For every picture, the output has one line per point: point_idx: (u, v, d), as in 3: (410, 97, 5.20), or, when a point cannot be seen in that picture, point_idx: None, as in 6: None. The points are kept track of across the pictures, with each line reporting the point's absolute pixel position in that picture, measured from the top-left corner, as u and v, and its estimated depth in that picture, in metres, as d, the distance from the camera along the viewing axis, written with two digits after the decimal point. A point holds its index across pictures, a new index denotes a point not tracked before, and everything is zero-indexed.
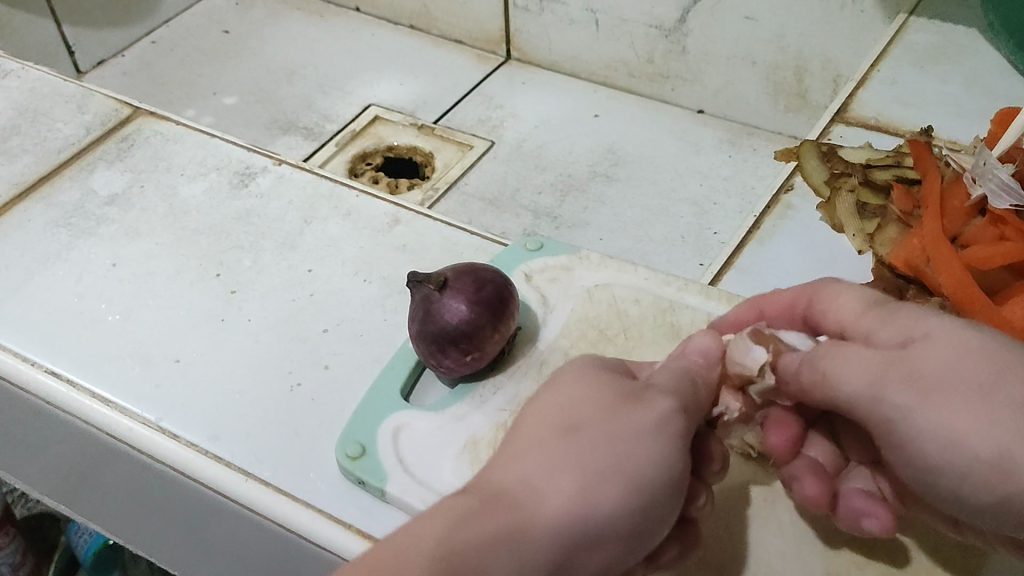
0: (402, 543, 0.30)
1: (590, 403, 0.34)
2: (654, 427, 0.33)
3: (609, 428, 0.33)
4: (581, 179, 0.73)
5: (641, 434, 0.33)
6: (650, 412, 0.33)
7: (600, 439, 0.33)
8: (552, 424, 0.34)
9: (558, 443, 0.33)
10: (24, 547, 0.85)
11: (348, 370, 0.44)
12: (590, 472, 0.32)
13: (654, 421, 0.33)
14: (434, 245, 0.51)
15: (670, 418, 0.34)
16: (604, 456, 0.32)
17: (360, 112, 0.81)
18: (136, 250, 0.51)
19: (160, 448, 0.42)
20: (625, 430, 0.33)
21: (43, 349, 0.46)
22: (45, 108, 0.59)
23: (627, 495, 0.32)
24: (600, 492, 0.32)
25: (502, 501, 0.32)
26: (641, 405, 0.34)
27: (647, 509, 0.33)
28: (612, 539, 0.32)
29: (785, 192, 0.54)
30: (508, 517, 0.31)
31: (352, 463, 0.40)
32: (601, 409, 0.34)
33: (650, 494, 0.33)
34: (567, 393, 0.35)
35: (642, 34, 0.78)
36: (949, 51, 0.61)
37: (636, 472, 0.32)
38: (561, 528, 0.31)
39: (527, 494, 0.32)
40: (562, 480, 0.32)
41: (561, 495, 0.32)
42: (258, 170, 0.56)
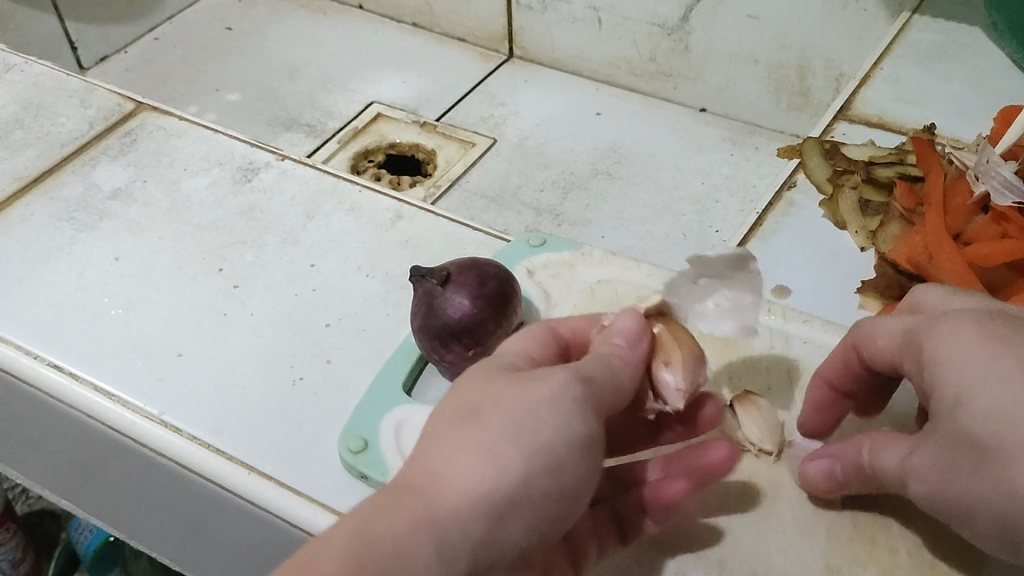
0: (315, 546, 0.29)
1: (486, 384, 0.33)
2: (551, 396, 0.32)
3: (508, 404, 0.32)
4: (583, 177, 0.73)
5: (540, 401, 0.32)
6: (544, 386, 0.32)
7: (500, 416, 0.32)
8: (449, 413, 0.33)
9: (460, 429, 0.32)
10: (24, 543, 0.85)
11: (351, 364, 0.44)
12: (493, 445, 0.31)
13: (552, 389, 0.32)
14: (437, 241, 0.51)
15: (567, 390, 0.33)
16: (503, 427, 0.31)
17: (363, 110, 0.81)
18: (139, 245, 0.51)
19: (162, 441, 0.42)
20: (523, 400, 0.32)
21: (46, 342, 0.46)
22: (48, 103, 0.59)
23: (530, 460, 0.31)
24: (502, 461, 0.31)
25: (409, 490, 0.31)
26: (533, 381, 0.33)
27: (559, 472, 0.32)
28: (529, 503, 0.31)
29: (788, 188, 0.54)
30: (417, 505, 0.30)
31: (354, 457, 0.40)
32: (496, 388, 0.33)
33: (557, 458, 0.31)
34: (466, 386, 0.34)
35: (644, 33, 0.78)
36: (952, 49, 0.61)
37: (537, 436, 0.31)
38: (473, 507, 0.30)
39: (434, 482, 0.31)
40: (464, 458, 0.31)
41: (470, 467, 0.31)
42: (261, 165, 0.56)
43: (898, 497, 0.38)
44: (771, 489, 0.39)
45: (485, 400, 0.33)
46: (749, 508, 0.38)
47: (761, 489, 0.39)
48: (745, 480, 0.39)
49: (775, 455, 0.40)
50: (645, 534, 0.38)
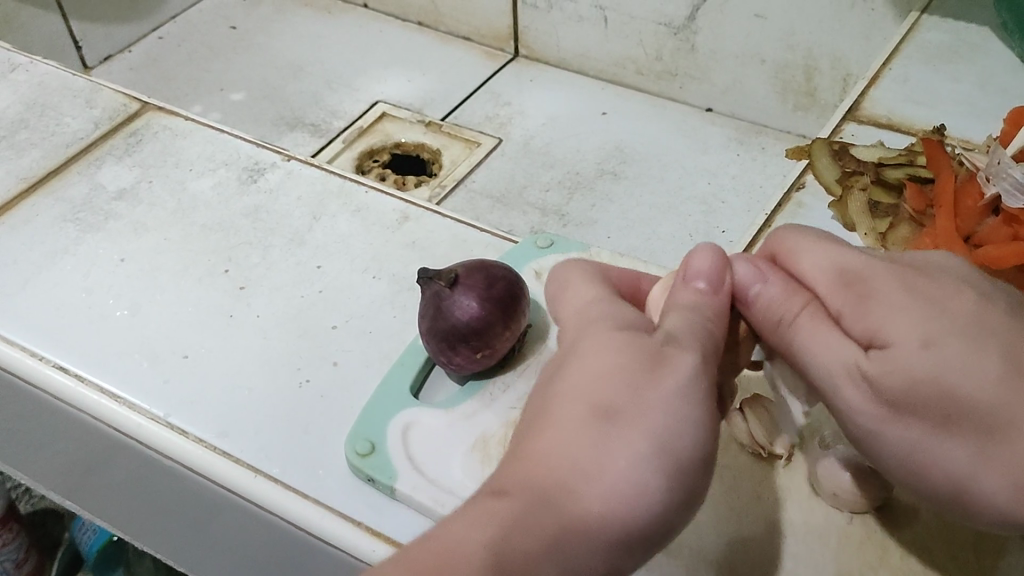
0: (438, 563, 0.27)
1: (621, 373, 0.29)
2: (683, 392, 0.29)
3: (640, 403, 0.29)
4: (589, 177, 0.73)
5: (682, 406, 0.29)
6: (676, 377, 0.29)
7: (635, 418, 0.28)
8: (582, 402, 0.29)
9: (584, 428, 0.29)
10: (28, 543, 0.85)
11: (358, 367, 0.44)
12: (628, 458, 0.28)
13: (689, 384, 0.29)
14: (444, 242, 0.50)
15: (698, 380, 0.29)
16: (635, 436, 0.28)
17: (368, 109, 0.81)
18: (145, 246, 0.50)
19: (168, 443, 0.42)
20: (657, 398, 0.29)
21: (51, 344, 0.45)
22: (53, 103, 0.59)
23: (670, 480, 0.28)
24: (638, 482, 0.28)
25: (539, 503, 0.28)
26: (666, 365, 0.29)
27: (689, 489, 0.29)
28: (659, 521, 0.29)
29: (797, 189, 0.52)
30: (550, 530, 0.28)
31: (361, 460, 0.40)
32: (631, 379, 0.29)
33: (690, 473, 0.29)
34: (587, 362, 0.30)
35: (651, 32, 0.77)
36: (962, 49, 0.61)
37: (675, 448, 0.28)
38: (606, 534, 0.28)
39: (564, 502, 0.28)
40: (591, 474, 0.28)
41: (603, 487, 0.28)
42: (267, 165, 0.55)
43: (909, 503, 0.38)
44: (780, 494, 0.39)
45: (609, 392, 0.29)
46: (759, 513, 0.38)
47: (772, 494, 0.39)
48: (756, 485, 0.39)
49: (785, 460, 0.40)
50: None
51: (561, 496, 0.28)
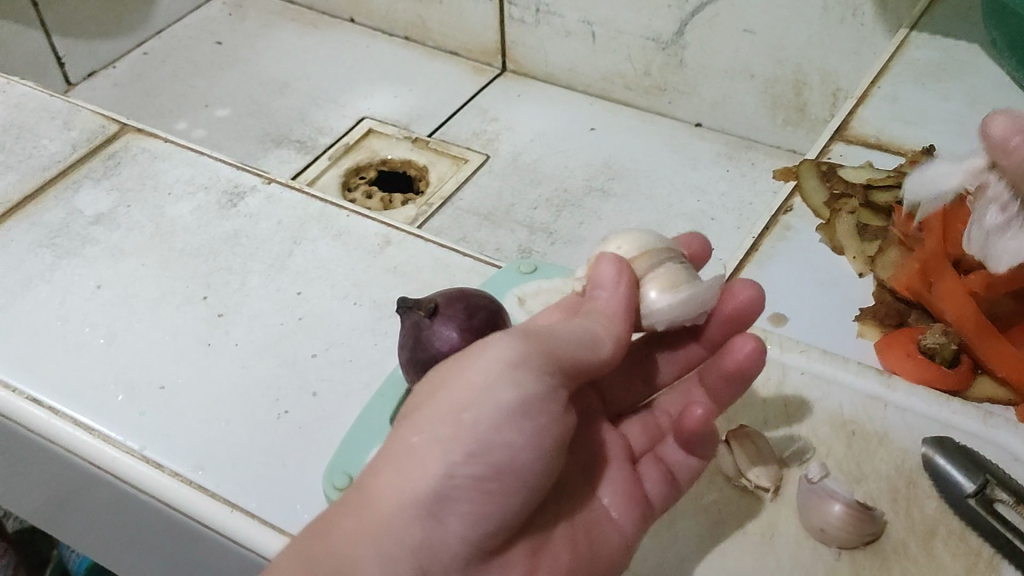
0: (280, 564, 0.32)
1: (428, 385, 0.34)
2: (477, 382, 0.33)
3: (433, 400, 0.33)
4: (577, 194, 0.72)
5: (464, 393, 0.33)
6: (475, 372, 0.33)
7: (425, 409, 0.33)
8: (402, 417, 0.35)
9: (398, 433, 0.34)
10: (15, 562, 0.84)
11: (337, 398, 0.43)
12: (424, 443, 0.32)
13: (491, 369, 0.33)
14: (427, 267, 0.49)
15: (497, 364, 0.33)
16: (433, 423, 0.33)
17: (354, 125, 0.80)
18: (121, 272, 0.49)
19: (143, 477, 0.41)
20: (452, 394, 0.33)
21: (26, 375, 0.44)
22: (31, 125, 0.58)
23: (457, 449, 0.32)
24: (430, 454, 0.32)
25: (354, 500, 0.33)
26: (473, 357, 0.34)
27: (485, 455, 0.32)
28: (463, 492, 0.32)
29: (784, 213, 0.52)
30: (354, 521, 0.32)
31: (340, 494, 0.39)
32: (433, 386, 0.34)
33: (479, 441, 0.32)
34: (416, 393, 0.35)
35: (639, 47, 0.77)
36: (951, 67, 0.60)
37: (461, 428, 0.32)
38: (407, 506, 0.32)
39: (369, 492, 0.32)
40: (389, 464, 0.32)
41: (399, 476, 0.32)
42: (247, 189, 0.54)
43: (899, 536, 0.37)
44: (767, 527, 0.38)
45: (428, 395, 0.34)
46: (744, 548, 0.37)
47: (760, 527, 0.38)
48: (741, 518, 0.38)
49: (773, 493, 0.38)
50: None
51: (375, 486, 0.32)
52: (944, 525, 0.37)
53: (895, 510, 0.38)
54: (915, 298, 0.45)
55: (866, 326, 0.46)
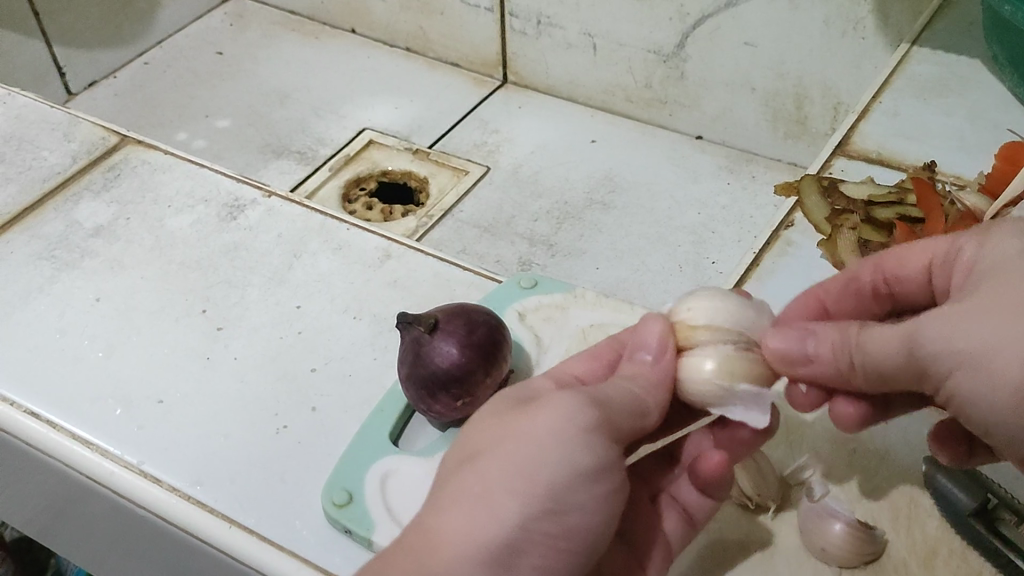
0: None
1: (493, 427, 0.34)
2: (549, 440, 0.32)
3: (500, 448, 0.33)
4: (578, 207, 0.72)
5: (538, 447, 0.32)
6: (542, 427, 0.32)
7: (493, 457, 0.33)
8: (461, 458, 0.34)
9: (459, 475, 0.33)
10: None
11: (336, 412, 0.43)
12: (495, 495, 0.32)
13: (565, 431, 0.32)
14: (426, 281, 0.49)
15: (567, 427, 0.32)
16: (503, 473, 0.32)
17: (355, 136, 0.80)
18: (121, 285, 0.49)
19: (141, 492, 0.41)
20: (523, 445, 0.32)
21: (24, 389, 0.44)
22: (31, 136, 0.58)
23: (526, 505, 0.32)
24: (501, 511, 0.32)
25: (415, 545, 0.32)
26: (547, 410, 0.33)
27: (554, 511, 0.32)
28: (529, 546, 0.32)
29: (785, 229, 0.52)
30: (416, 562, 0.31)
31: (339, 511, 0.39)
32: (499, 431, 0.33)
33: (552, 500, 0.32)
34: (471, 439, 0.34)
35: (640, 59, 0.77)
36: (952, 82, 0.60)
37: (535, 487, 0.32)
38: (472, 555, 0.31)
39: (433, 536, 0.32)
40: (454, 506, 0.32)
41: (465, 524, 0.31)
42: (247, 202, 0.54)
43: (899, 556, 0.37)
44: (768, 547, 0.37)
45: (492, 439, 0.33)
46: (745, 569, 0.37)
47: (758, 546, 0.38)
48: (742, 536, 0.38)
49: (773, 512, 0.38)
50: None
51: (439, 531, 0.32)
52: (945, 545, 0.37)
53: (896, 530, 0.37)
54: None
55: None
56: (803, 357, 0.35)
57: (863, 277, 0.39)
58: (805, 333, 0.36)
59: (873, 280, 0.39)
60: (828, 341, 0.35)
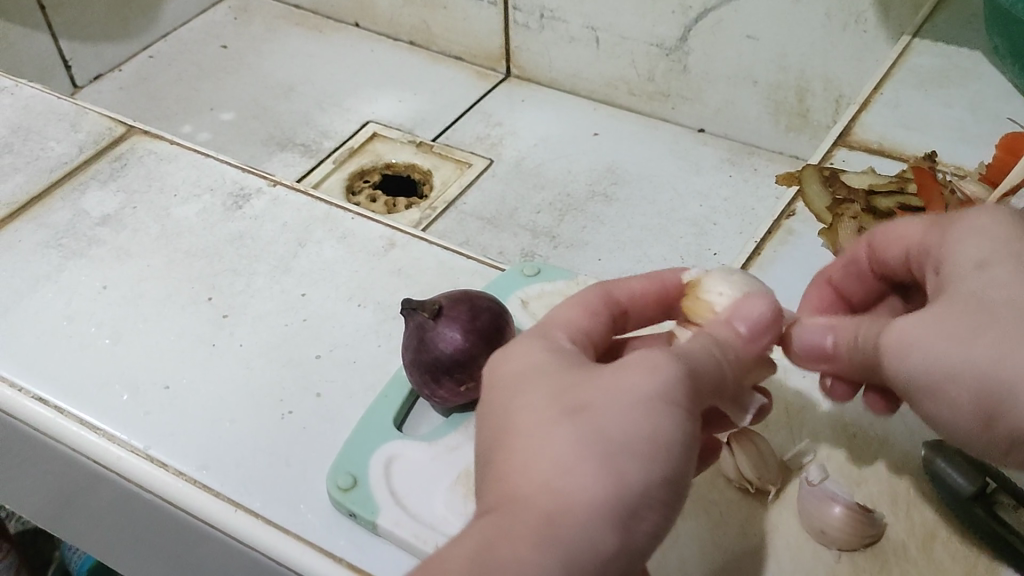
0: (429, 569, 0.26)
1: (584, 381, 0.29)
2: (660, 396, 0.28)
3: (607, 399, 0.28)
4: (580, 199, 0.73)
5: (654, 404, 0.28)
6: (650, 383, 0.28)
7: (603, 409, 0.28)
8: (547, 407, 0.29)
9: (555, 426, 0.28)
10: (16, 563, 0.83)
11: (341, 398, 0.44)
12: (616, 451, 0.27)
13: (676, 393, 0.28)
14: (430, 270, 0.50)
15: (674, 387, 0.29)
16: (621, 428, 0.28)
17: (359, 129, 0.81)
18: (127, 273, 0.50)
19: (148, 476, 0.41)
20: (632, 399, 0.28)
21: (31, 375, 0.45)
22: (39, 126, 0.58)
23: (652, 465, 0.27)
24: (628, 468, 0.27)
25: (525, 504, 0.27)
26: (649, 368, 0.29)
27: (673, 476, 0.28)
28: (650, 509, 0.28)
29: (787, 217, 0.53)
30: (535, 523, 0.26)
31: (343, 495, 0.39)
32: (596, 385, 0.29)
33: (674, 462, 0.28)
34: (544, 392, 0.29)
35: (643, 53, 0.77)
36: (953, 75, 0.61)
37: (657, 446, 0.28)
38: (597, 520, 0.27)
39: (546, 496, 0.27)
40: (565, 462, 0.27)
41: (588, 479, 0.27)
42: (252, 191, 0.55)
43: (899, 539, 0.37)
44: (768, 529, 0.38)
45: (589, 391, 0.29)
46: (746, 551, 0.37)
47: (759, 529, 0.38)
48: (742, 520, 0.38)
49: (774, 494, 0.39)
50: None
51: (552, 488, 0.27)
52: (944, 527, 0.37)
53: (895, 513, 0.38)
54: None
55: None
56: (823, 352, 0.36)
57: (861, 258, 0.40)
58: (825, 331, 0.36)
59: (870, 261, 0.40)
60: (845, 335, 0.36)
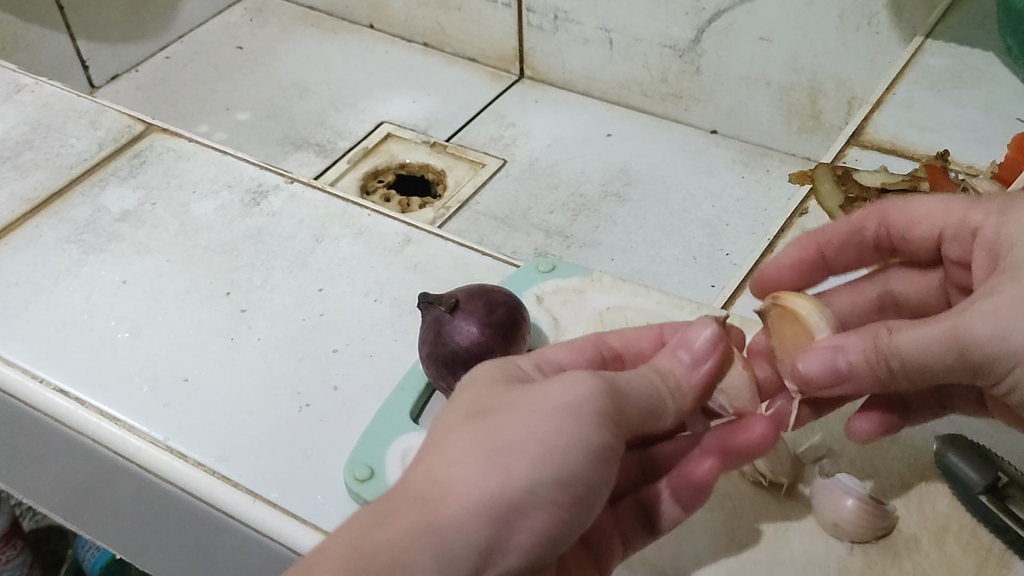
0: (319, 554, 0.29)
1: (497, 395, 0.33)
2: (566, 408, 0.31)
3: (511, 409, 0.31)
4: (593, 199, 0.73)
5: (557, 411, 0.31)
6: (564, 394, 0.31)
7: (509, 416, 0.31)
8: (457, 417, 0.32)
9: (459, 429, 0.32)
10: (31, 560, 0.83)
11: (358, 391, 0.44)
12: (510, 450, 0.30)
13: (579, 404, 0.31)
14: (446, 266, 0.50)
15: (585, 399, 0.31)
16: (518, 428, 0.31)
17: (373, 130, 0.81)
18: (146, 268, 0.50)
19: (168, 467, 0.42)
20: (532, 409, 0.31)
21: (52, 367, 0.45)
22: (59, 124, 0.59)
23: (544, 466, 0.30)
24: (521, 464, 0.30)
25: (415, 495, 0.30)
26: (558, 386, 0.32)
27: (568, 478, 0.31)
28: (538, 507, 0.30)
29: (800, 215, 0.54)
30: (415, 508, 0.29)
31: (360, 486, 0.39)
32: (509, 398, 0.32)
33: (569, 467, 0.31)
34: (464, 400, 0.33)
35: (656, 54, 0.77)
36: (966, 76, 0.61)
37: (555, 451, 0.30)
38: (477, 513, 0.29)
39: (430, 485, 0.30)
40: (462, 453, 0.30)
41: (471, 473, 0.30)
42: (270, 188, 0.55)
43: (911, 532, 0.37)
44: (780, 521, 0.38)
45: (500, 402, 0.32)
46: (759, 543, 0.38)
47: (771, 521, 0.38)
48: (755, 512, 0.39)
49: (788, 489, 0.39)
50: (656, 567, 0.37)
51: (440, 481, 0.30)
52: (955, 521, 0.37)
53: (907, 506, 0.38)
54: None
55: None
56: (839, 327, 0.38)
57: (867, 225, 0.42)
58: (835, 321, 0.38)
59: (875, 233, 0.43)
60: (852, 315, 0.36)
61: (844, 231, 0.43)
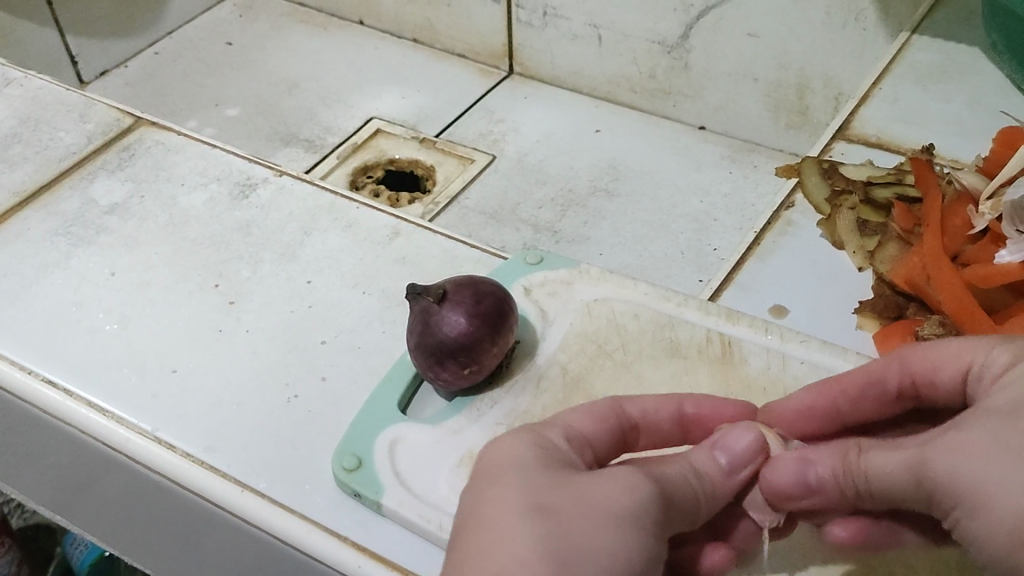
0: None
1: (538, 478, 0.32)
2: (633, 512, 0.31)
3: (567, 499, 0.31)
4: (582, 194, 0.73)
5: (625, 512, 0.31)
6: (625, 496, 0.32)
7: (566, 506, 0.31)
8: (503, 497, 0.31)
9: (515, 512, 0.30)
10: (19, 557, 0.83)
11: (346, 383, 0.44)
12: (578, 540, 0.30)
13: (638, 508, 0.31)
14: (434, 259, 0.51)
15: (642, 505, 0.32)
16: (588, 517, 0.30)
17: (362, 125, 0.82)
18: (135, 260, 0.51)
19: (156, 458, 0.42)
20: (591, 501, 0.31)
21: (41, 358, 0.45)
22: (48, 117, 0.59)
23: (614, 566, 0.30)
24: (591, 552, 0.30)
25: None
26: (613, 487, 0.32)
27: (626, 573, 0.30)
28: None
29: (786, 208, 0.54)
30: None
31: (348, 476, 0.39)
32: (555, 485, 0.32)
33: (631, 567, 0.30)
34: (504, 480, 0.32)
35: (644, 50, 0.78)
36: (951, 72, 0.61)
37: (619, 555, 0.30)
38: None
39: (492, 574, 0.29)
40: (508, 527, 0.30)
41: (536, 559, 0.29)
42: (259, 181, 0.56)
43: None
44: None
45: (546, 489, 0.32)
46: None
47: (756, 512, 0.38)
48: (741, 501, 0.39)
49: None
50: None
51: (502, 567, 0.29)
52: None
53: None
54: (913, 291, 0.47)
55: (865, 319, 0.47)
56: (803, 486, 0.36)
57: (890, 381, 0.37)
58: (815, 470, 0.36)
59: (898, 382, 0.37)
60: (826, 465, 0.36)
61: (864, 378, 0.38)
